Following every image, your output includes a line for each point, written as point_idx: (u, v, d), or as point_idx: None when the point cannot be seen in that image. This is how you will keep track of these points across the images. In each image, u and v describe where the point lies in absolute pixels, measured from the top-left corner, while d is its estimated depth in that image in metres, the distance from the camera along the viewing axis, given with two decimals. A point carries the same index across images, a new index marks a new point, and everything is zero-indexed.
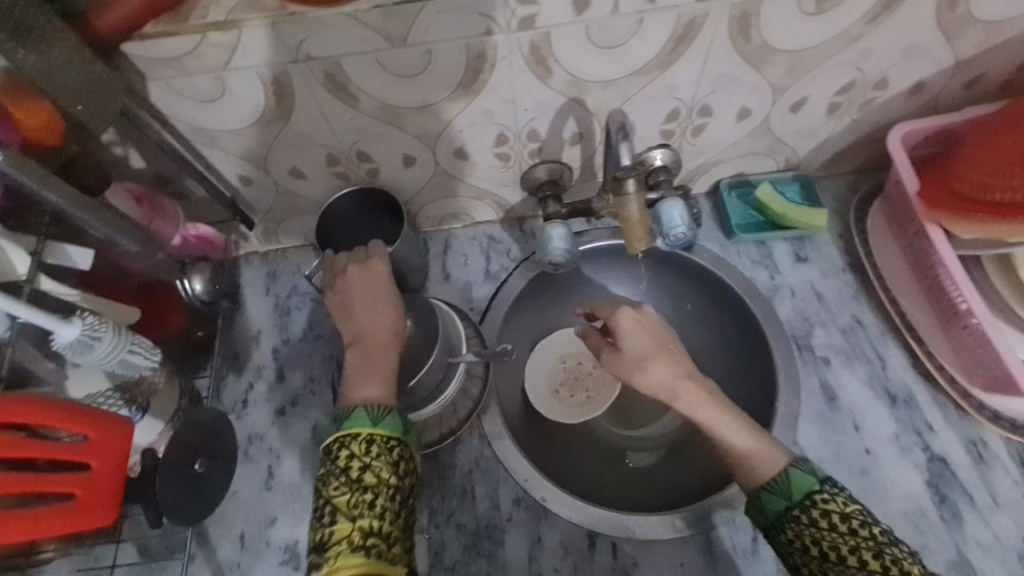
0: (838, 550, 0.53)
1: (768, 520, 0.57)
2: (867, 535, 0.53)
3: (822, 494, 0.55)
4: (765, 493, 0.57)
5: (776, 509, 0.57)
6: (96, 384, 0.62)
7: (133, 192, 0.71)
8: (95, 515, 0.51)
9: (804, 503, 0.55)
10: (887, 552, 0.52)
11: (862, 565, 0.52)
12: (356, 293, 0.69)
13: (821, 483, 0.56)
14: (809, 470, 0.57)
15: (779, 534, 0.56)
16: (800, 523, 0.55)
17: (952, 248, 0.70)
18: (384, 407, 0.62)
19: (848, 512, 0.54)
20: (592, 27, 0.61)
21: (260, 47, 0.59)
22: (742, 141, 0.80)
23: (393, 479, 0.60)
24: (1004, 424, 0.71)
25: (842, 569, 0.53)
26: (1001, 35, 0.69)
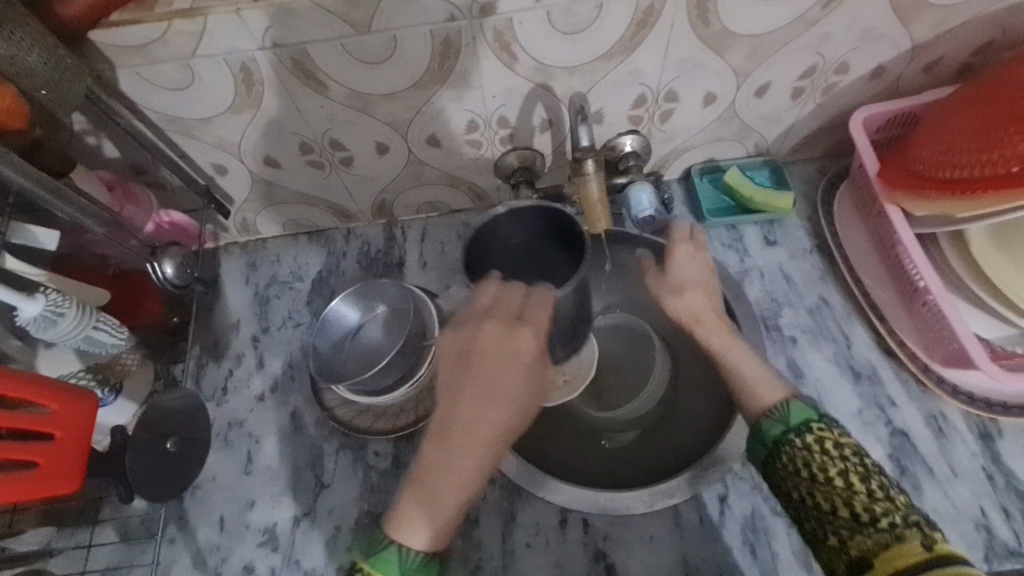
0: (826, 471, 0.54)
1: (766, 450, 0.59)
2: (857, 460, 0.54)
3: (817, 424, 0.57)
4: (764, 420, 0.60)
5: (773, 436, 0.58)
6: (67, 364, 0.67)
7: (104, 179, 0.74)
8: (63, 481, 0.56)
9: (801, 428, 0.57)
10: (875, 477, 0.53)
11: (848, 488, 0.53)
12: (479, 377, 0.65)
13: (819, 415, 0.58)
14: (812, 405, 0.59)
15: (774, 461, 0.58)
16: (794, 447, 0.56)
17: (910, 227, 0.73)
18: (425, 554, 0.59)
19: (842, 441, 0.55)
20: (553, 13, 0.63)
21: (226, 34, 0.60)
22: (711, 126, 0.82)
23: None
24: (962, 398, 0.73)
25: (829, 490, 0.53)
26: (954, 19, 0.71)
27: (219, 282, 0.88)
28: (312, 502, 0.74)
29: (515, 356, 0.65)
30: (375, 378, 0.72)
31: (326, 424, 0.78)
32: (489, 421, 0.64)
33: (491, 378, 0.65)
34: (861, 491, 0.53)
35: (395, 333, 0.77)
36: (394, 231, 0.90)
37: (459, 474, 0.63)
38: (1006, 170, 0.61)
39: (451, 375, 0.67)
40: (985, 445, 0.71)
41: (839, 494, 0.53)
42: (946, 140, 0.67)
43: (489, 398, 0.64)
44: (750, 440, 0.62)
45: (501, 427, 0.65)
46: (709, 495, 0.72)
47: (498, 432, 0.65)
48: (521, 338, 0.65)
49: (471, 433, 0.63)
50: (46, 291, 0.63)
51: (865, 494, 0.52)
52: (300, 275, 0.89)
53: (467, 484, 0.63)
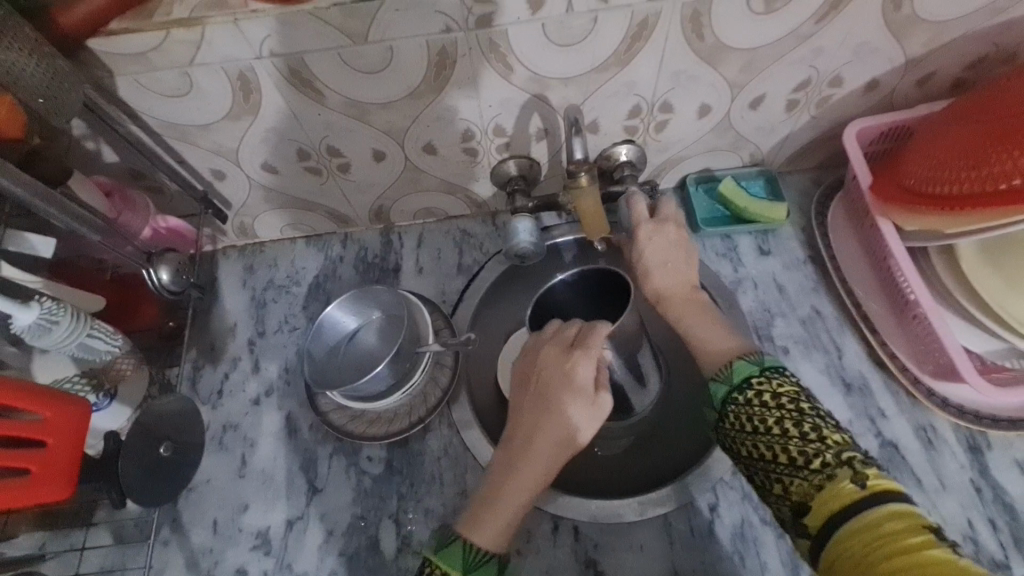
0: (765, 423, 0.54)
1: (716, 411, 0.59)
2: (792, 406, 0.54)
3: (758, 378, 0.57)
4: (713, 381, 0.60)
5: (720, 396, 0.59)
6: (62, 371, 0.68)
7: (103, 186, 0.75)
8: (53, 488, 0.56)
9: (742, 385, 0.57)
10: (808, 420, 0.53)
11: (785, 436, 0.53)
12: (552, 384, 0.66)
13: (760, 369, 0.58)
14: (755, 361, 0.59)
15: (722, 420, 0.58)
16: (737, 404, 0.57)
17: (901, 240, 0.73)
18: (485, 553, 0.60)
19: (779, 391, 0.56)
20: (548, 26, 0.63)
21: (223, 43, 0.61)
22: (706, 136, 0.82)
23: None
24: (951, 410, 0.73)
25: (771, 442, 0.54)
26: (948, 34, 0.71)
27: (216, 286, 0.89)
28: (305, 506, 0.75)
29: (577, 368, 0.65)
30: (371, 385, 0.72)
31: (321, 429, 0.79)
32: (549, 428, 0.64)
33: (553, 387, 0.65)
34: (797, 438, 0.53)
35: (390, 339, 0.78)
36: (391, 236, 0.91)
37: (520, 476, 0.63)
38: (995, 187, 0.61)
39: (517, 390, 0.69)
40: (974, 456, 0.72)
41: (779, 443, 0.53)
42: (938, 155, 0.68)
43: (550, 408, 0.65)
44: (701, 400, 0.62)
45: (564, 436, 0.64)
46: (699, 504, 0.72)
47: (561, 442, 0.64)
48: (576, 356, 0.65)
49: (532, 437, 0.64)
50: (41, 299, 0.64)
51: (799, 438, 0.53)
52: (297, 279, 0.89)
53: (528, 487, 0.63)
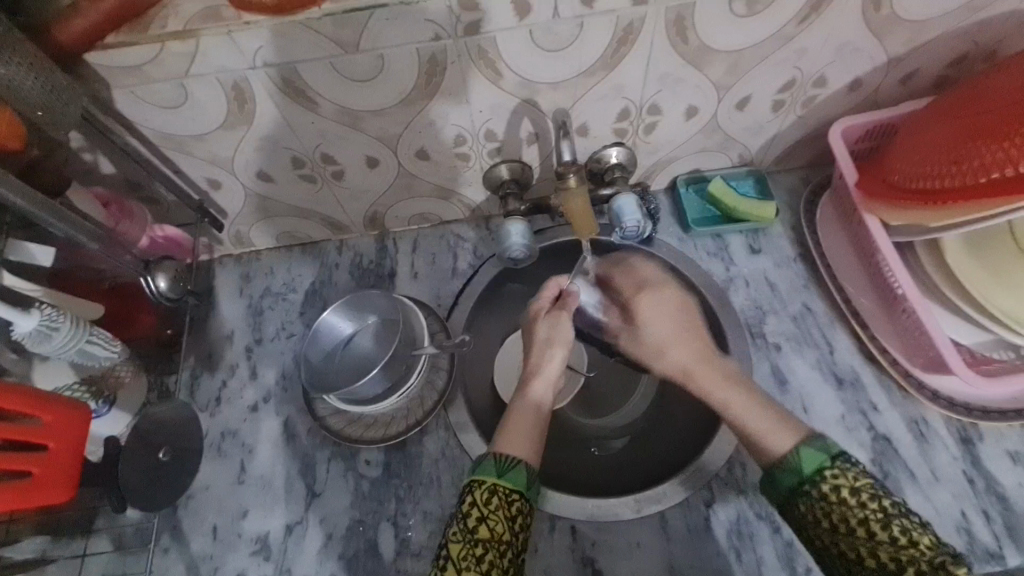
0: (847, 523, 0.55)
1: (782, 497, 0.60)
2: (876, 506, 0.54)
3: (830, 469, 0.57)
4: (777, 470, 0.60)
5: (788, 485, 0.59)
6: (62, 377, 0.70)
7: (100, 197, 0.75)
8: (54, 490, 0.57)
9: (815, 478, 0.57)
10: (895, 522, 0.54)
11: (871, 537, 0.54)
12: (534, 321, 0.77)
13: (831, 459, 0.58)
14: (821, 448, 0.59)
15: (794, 509, 0.59)
16: (812, 498, 0.57)
17: (887, 236, 0.74)
18: (513, 459, 0.63)
19: (858, 486, 0.56)
20: (536, 32, 0.64)
21: (217, 55, 0.62)
22: (694, 137, 0.84)
23: (507, 534, 0.60)
24: (942, 402, 0.74)
25: (852, 541, 0.55)
26: (927, 34, 0.73)
27: (213, 295, 0.89)
28: (304, 510, 0.75)
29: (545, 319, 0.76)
30: (367, 388, 0.73)
31: (319, 434, 0.79)
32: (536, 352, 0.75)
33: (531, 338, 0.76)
34: (883, 539, 0.53)
35: (386, 343, 0.79)
36: (386, 242, 0.92)
37: (522, 412, 0.70)
38: (976, 181, 0.62)
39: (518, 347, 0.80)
40: (966, 448, 0.72)
41: (863, 544, 0.54)
42: (923, 152, 0.69)
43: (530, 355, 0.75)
44: (764, 485, 0.62)
45: (538, 366, 0.74)
46: (695, 501, 0.73)
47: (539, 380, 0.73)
48: (536, 319, 0.77)
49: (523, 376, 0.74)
50: (41, 307, 0.64)
51: (889, 542, 0.53)
52: (294, 286, 0.90)
53: (536, 418, 0.69)
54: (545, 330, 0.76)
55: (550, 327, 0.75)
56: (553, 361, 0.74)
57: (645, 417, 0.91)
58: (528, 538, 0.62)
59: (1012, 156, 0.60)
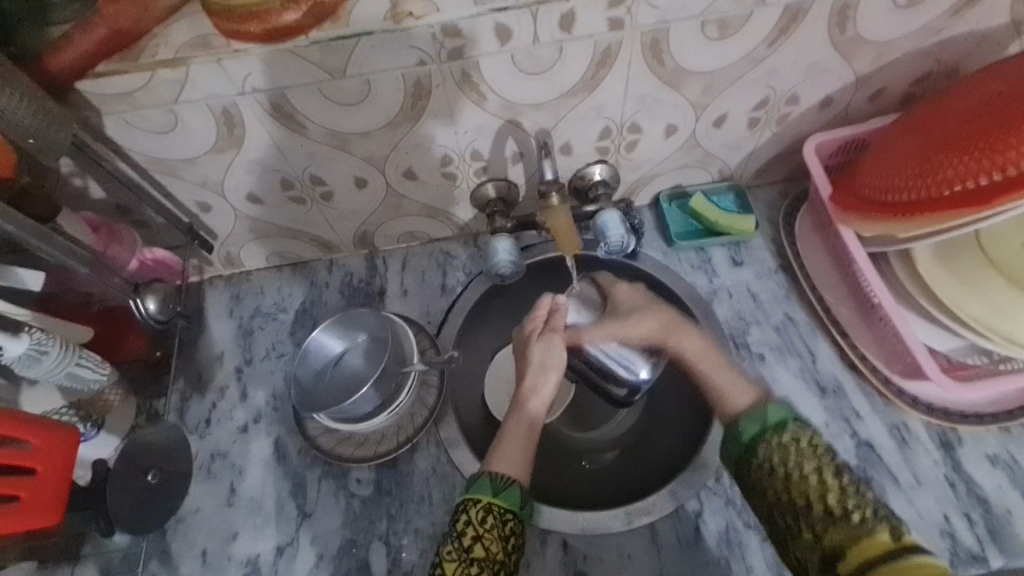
0: (802, 468, 0.58)
1: (742, 449, 0.63)
2: (829, 458, 0.58)
3: (792, 423, 0.61)
4: (743, 417, 0.64)
5: (748, 436, 0.63)
6: (50, 402, 0.69)
7: (90, 222, 0.76)
8: (39, 515, 0.57)
9: (777, 427, 0.61)
10: (845, 474, 0.57)
11: (823, 482, 0.57)
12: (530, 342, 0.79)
13: (792, 416, 0.62)
14: (785, 406, 0.63)
15: (750, 458, 0.61)
16: (771, 445, 0.60)
17: (862, 246, 0.77)
18: (508, 477, 0.66)
19: (815, 440, 0.59)
20: (516, 56, 0.67)
21: (207, 82, 0.64)
22: (675, 154, 0.86)
23: (501, 554, 0.61)
24: (922, 408, 0.76)
25: (804, 485, 0.57)
26: (892, 54, 0.76)
27: (202, 316, 0.90)
28: (295, 531, 0.75)
29: (538, 345, 0.78)
30: (358, 406, 0.74)
31: (309, 453, 0.79)
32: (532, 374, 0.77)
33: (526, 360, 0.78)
34: (835, 486, 0.56)
35: (375, 361, 0.79)
36: (376, 260, 0.93)
37: (516, 432, 0.71)
38: (941, 194, 0.65)
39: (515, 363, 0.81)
40: (946, 453, 0.74)
41: (814, 487, 0.57)
42: (889, 166, 0.72)
43: (525, 376, 0.77)
44: (726, 439, 0.66)
45: (534, 385, 0.76)
46: (684, 511, 0.74)
47: (529, 403, 0.75)
48: (531, 342, 0.78)
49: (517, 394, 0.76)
50: (31, 331, 0.64)
51: (837, 490, 0.56)
52: (283, 306, 0.91)
53: (528, 436, 0.71)
54: (541, 353, 0.77)
55: (544, 350, 0.78)
56: (548, 383, 0.76)
57: (633, 430, 0.93)
58: (519, 559, 0.63)
59: (974, 169, 0.62)
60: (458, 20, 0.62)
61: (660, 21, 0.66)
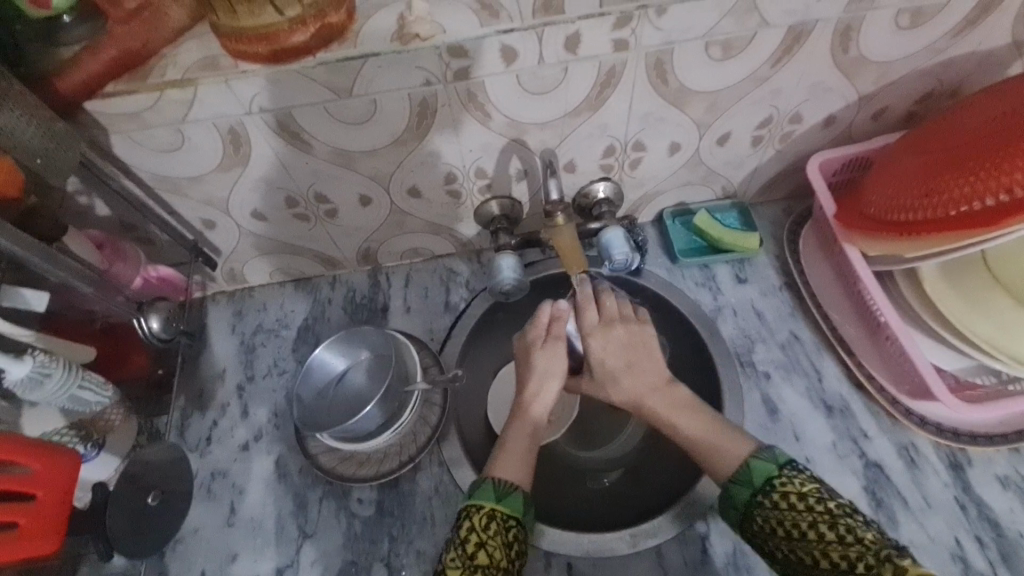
0: (798, 528, 0.58)
1: (738, 512, 0.62)
2: (822, 509, 0.58)
3: (780, 478, 0.61)
4: (732, 485, 0.63)
5: (743, 499, 0.62)
6: (52, 422, 0.69)
7: (93, 239, 0.76)
8: (38, 542, 0.56)
9: (766, 488, 0.61)
10: (841, 522, 0.57)
11: (822, 542, 0.57)
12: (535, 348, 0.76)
13: (779, 468, 0.62)
14: (769, 458, 0.63)
15: (749, 523, 0.61)
16: (764, 509, 0.60)
17: (868, 265, 0.77)
18: (511, 484, 0.66)
19: (805, 492, 0.59)
20: (522, 77, 0.67)
21: (214, 102, 0.64)
22: (679, 172, 0.86)
23: (504, 561, 0.61)
24: (930, 428, 0.75)
25: (806, 547, 0.58)
26: (894, 73, 0.76)
27: (204, 332, 0.89)
28: (295, 552, 0.74)
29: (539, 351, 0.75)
30: (360, 424, 0.73)
31: (310, 472, 0.79)
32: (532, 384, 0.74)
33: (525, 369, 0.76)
34: (835, 541, 0.57)
35: (378, 379, 0.79)
36: (379, 277, 0.93)
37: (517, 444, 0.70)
38: (946, 214, 0.65)
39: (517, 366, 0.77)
40: (956, 474, 0.73)
41: (816, 547, 0.57)
42: (892, 186, 0.72)
43: (526, 383, 0.75)
44: (721, 502, 0.65)
45: (532, 398, 0.74)
46: (690, 533, 0.72)
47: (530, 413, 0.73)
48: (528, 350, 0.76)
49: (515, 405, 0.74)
50: (34, 352, 0.65)
51: (838, 542, 0.56)
52: (287, 322, 0.90)
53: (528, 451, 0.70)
54: (545, 363, 0.74)
55: (546, 358, 0.75)
56: (548, 394, 0.74)
57: (636, 450, 0.92)
58: (522, 565, 0.63)
59: (979, 189, 0.62)
60: (463, 41, 0.63)
61: (664, 42, 0.67)
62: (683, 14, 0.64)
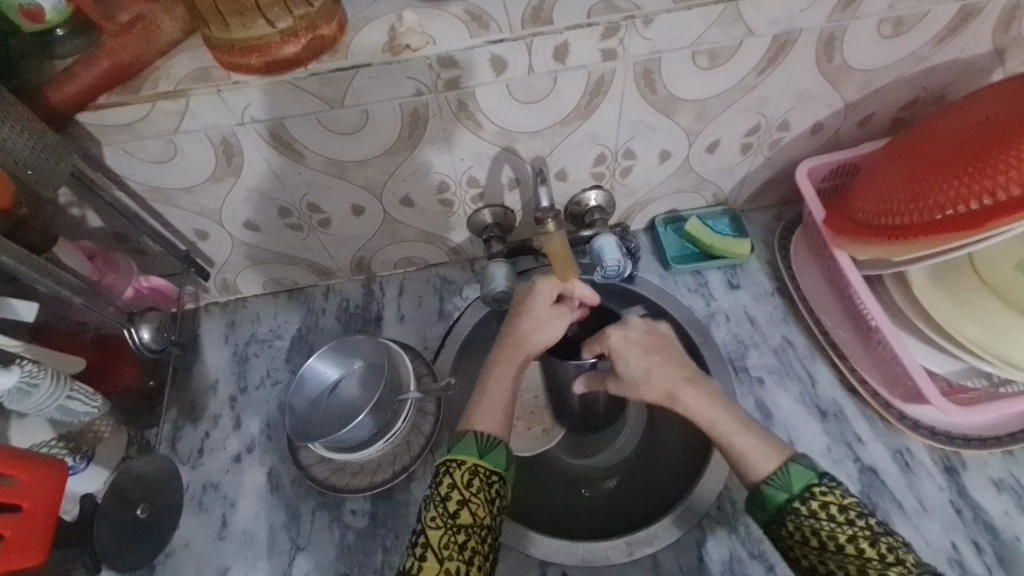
0: (837, 539, 0.57)
1: (770, 514, 0.61)
2: (863, 524, 0.57)
3: (818, 486, 0.60)
4: (766, 488, 0.61)
5: (777, 502, 0.61)
6: (39, 435, 0.70)
7: (86, 251, 0.76)
8: (22, 553, 0.55)
9: (805, 494, 0.60)
10: (881, 540, 0.57)
11: (862, 557, 0.56)
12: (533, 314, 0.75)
13: (818, 476, 0.60)
14: (808, 465, 0.61)
15: (779, 527, 0.60)
16: (800, 516, 0.59)
17: (857, 270, 0.77)
18: (493, 438, 0.66)
19: (845, 504, 0.58)
20: (512, 86, 0.68)
21: (206, 113, 0.65)
22: (669, 180, 0.87)
23: (487, 519, 0.62)
24: (924, 432, 0.75)
25: (841, 559, 0.57)
26: (879, 81, 0.78)
27: (197, 344, 0.89)
28: (287, 565, 0.73)
29: (548, 313, 0.75)
30: (354, 434, 0.73)
31: (303, 483, 0.78)
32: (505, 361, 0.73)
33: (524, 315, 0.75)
34: (874, 557, 0.56)
35: (371, 389, 0.78)
36: (372, 286, 0.93)
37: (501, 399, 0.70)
38: (930, 217, 0.65)
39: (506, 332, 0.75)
40: (950, 477, 0.73)
41: (852, 561, 0.57)
42: (879, 190, 0.73)
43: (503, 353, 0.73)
44: (749, 502, 0.64)
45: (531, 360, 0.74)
46: (685, 541, 0.72)
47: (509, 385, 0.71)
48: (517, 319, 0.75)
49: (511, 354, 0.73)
50: (22, 362, 0.64)
51: (878, 560, 0.56)
52: (279, 333, 0.90)
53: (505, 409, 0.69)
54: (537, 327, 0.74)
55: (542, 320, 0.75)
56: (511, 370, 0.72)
57: (631, 458, 0.91)
58: (505, 519, 0.65)
59: (965, 194, 0.63)
60: (453, 52, 0.63)
61: (651, 52, 0.68)
62: (669, 25, 0.65)
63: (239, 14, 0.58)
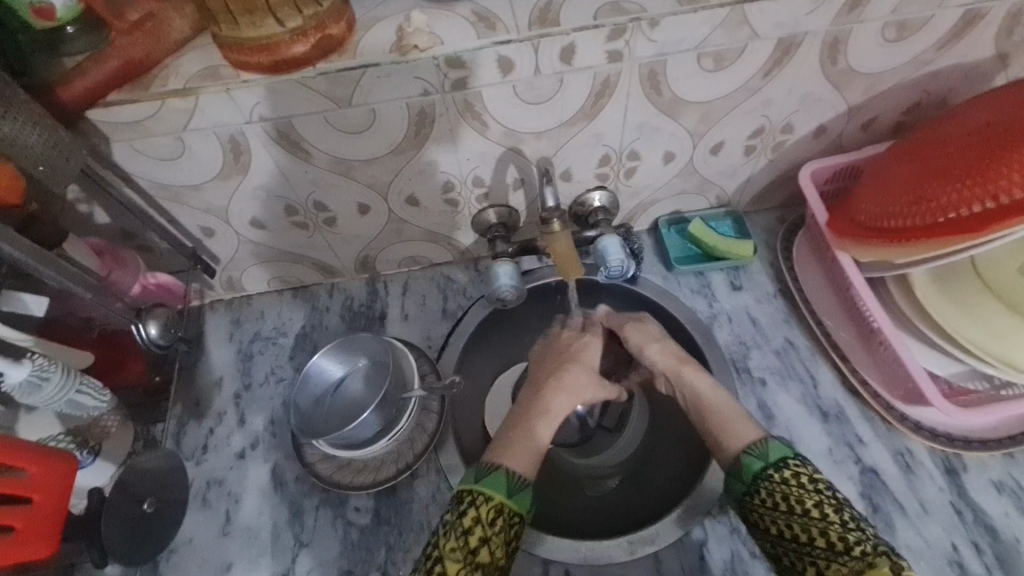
0: (804, 504, 0.59)
1: (743, 484, 0.63)
2: (830, 493, 0.59)
3: (792, 460, 0.62)
4: (744, 455, 0.64)
5: (753, 471, 0.62)
6: (47, 428, 0.69)
7: (92, 246, 0.76)
8: (33, 545, 0.56)
9: (778, 463, 0.62)
10: (846, 509, 0.58)
11: (823, 519, 0.57)
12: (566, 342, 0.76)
13: (794, 453, 0.63)
14: (787, 443, 0.64)
15: (752, 496, 0.62)
16: (771, 481, 0.61)
17: (860, 271, 0.78)
18: (524, 481, 0.65)
19: (814, 476, 0.60)
20: (519, 87, 0.69)
21: (214, 111, 0.65)
22: (673, 181, 0.87)
23: (502, 559, 0.61)
24: (925, 433, 0.75)
25: (806, 522, 0.58)
26: (882, 84, 0.78)
27: (202, 340, 0.90)
28: (291, 560, 0.73)
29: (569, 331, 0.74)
30: (358, 432, 0.73)
31: (307, 480, 0.78)
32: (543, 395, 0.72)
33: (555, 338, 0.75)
34: (836, 522, 0.57)
35: (376, 387, 0.79)
36: (377, 284, 0.94)
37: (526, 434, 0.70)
38: (935, 220, 0.66)
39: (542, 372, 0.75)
40: (951, 479, 0.73)
41: (815, 524, 0.57)
42: (882, 193, 0.73)
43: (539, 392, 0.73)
44: (727, 478, 0.66)
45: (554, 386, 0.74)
46: (687, 540, 0.72)
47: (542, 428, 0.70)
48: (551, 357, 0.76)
49: (536, 386, 0.75)
50: (32, 357, 0.65)
51: (839, 524, 0.57)
52: (283, 330, 0.90)
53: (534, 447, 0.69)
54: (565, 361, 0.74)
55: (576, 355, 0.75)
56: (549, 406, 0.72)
57: (634, 457, 0.90)
58: (514, 557, 0.64)
59: (968, 197, 0.64)
60: (461, 52, 0.64)
61: (657, 54, 0.68)
62: (675, 27, 0.66)
63: (249, 14, 0.60)
